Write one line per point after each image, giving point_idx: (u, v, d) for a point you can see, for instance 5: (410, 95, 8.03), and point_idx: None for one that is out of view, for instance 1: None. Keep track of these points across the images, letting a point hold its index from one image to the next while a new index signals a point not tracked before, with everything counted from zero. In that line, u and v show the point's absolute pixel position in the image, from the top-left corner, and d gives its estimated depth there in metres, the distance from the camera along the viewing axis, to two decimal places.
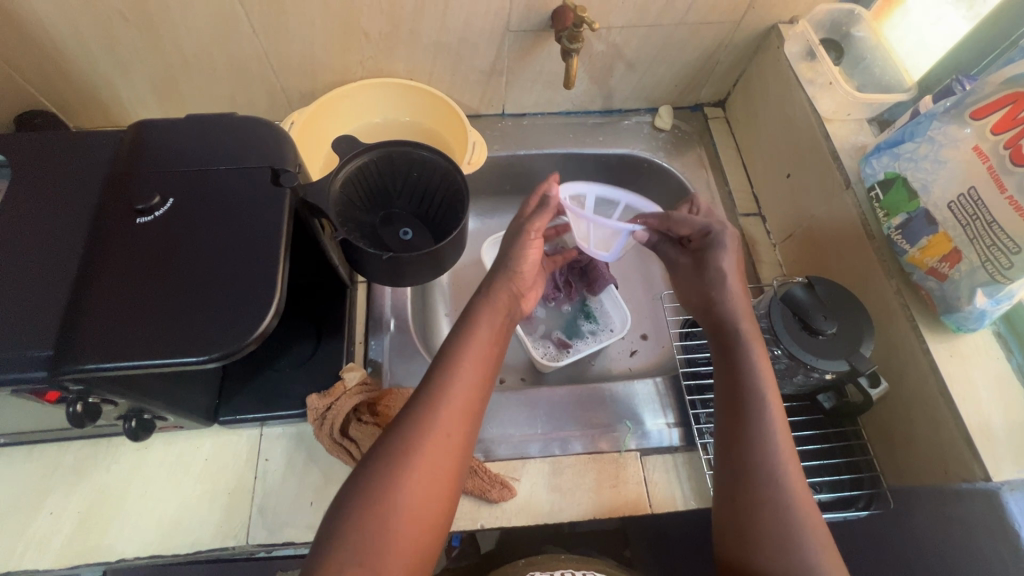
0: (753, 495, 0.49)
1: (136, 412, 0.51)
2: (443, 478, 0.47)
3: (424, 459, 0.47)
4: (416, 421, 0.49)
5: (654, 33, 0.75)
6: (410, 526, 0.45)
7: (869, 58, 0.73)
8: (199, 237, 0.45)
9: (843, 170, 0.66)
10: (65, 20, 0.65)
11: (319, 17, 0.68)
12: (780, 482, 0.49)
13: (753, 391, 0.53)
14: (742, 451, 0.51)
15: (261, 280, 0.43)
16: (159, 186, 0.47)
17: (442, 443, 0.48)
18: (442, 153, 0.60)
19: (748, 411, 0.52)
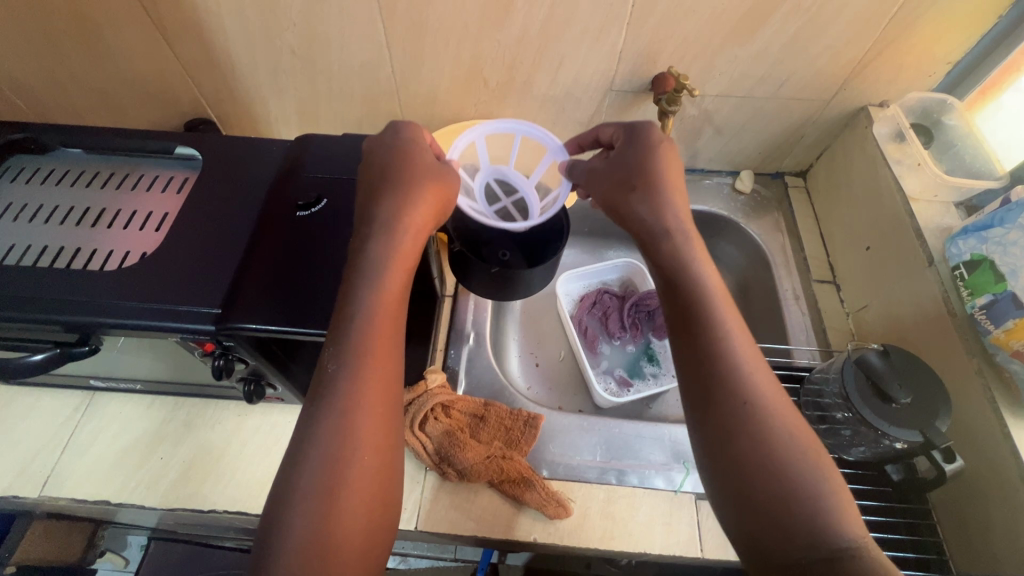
0: (754, 459, 0.43)
1: (257, 376, 0.59)
2: (382, 442, 0.46)
3: (358, 422, 0.45)
4: (340, 373, 0.45)
5: (746, 104, 0.81)
6: (355, 487, 0.43)
7: (958, 146, 0.75)
8: (345, 234, 0.55)
9: (927, 248, 0.67)
10: (246, 50, 0.78)
11: (450, 65, 0.79)
12: (779, 434, 0.43)
13: (719, 342, 0.47)
14: (740, 437, 0.43)
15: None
16: (316, 189, 0.58)
17: (368, 393, 0.46)
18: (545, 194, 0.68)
19: (727, 374, 0.46)
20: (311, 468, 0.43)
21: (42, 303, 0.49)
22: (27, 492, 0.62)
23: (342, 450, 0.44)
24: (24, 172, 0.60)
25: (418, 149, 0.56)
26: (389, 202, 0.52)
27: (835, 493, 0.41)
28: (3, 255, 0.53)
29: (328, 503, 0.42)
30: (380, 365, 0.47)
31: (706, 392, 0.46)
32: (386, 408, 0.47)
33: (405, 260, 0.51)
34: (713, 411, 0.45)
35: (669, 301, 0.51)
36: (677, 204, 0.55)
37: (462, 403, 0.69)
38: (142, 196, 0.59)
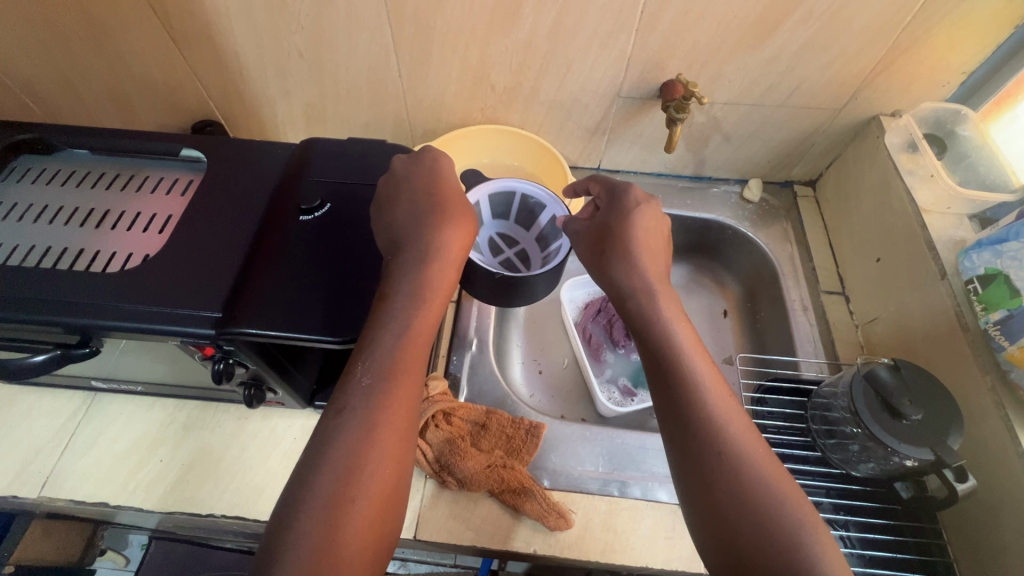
0: (732, 500, 0.44)
1: (256, 381, 0.58)
2: (400, 453, 0.46)
3: (380, 432, 0.45)
4: (374, 386, 0.47)
5: (755, 112, 0.81)
6: (366, 501, 0.43)
7: (972, 157, 0.74)
8: (351, 242, 0.55)
9: (940, 261, 0.66)
10: (254, 52, 0.78)
11: (457, 70, 0.79)
12: (756, 475, 0.45)
13: (693, 388, 0.49)
14: (718, 478, 0.45)
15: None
16: (319, 194, 0.57)
17: (395, 407, 0.47)
18: None
19: (701, 417, 0.48)
20: (327, 475, 0.43)
21: (45, 304, 0.49)
22: (27, 492, 0.62)
23: (359, 458, 0.44)
24: (30, 172, 0.60)
25: (446, 177, 0.59)
26: (438, 229, 0.55)
27: (810, 534, 0.42)
28: (8, 255, 0.53)
29: (339, 509, 0.42)
30: (410, 382, 0.48)
31: (680, 437, 0.48)
32: (409, 423, 0.47)
33: (443, 289, 0.54)
34: (690, 455, 0.47)
35: (644, 354, 0.53)
36: (647, 262, 0.57)
37: (463, 411, 0.68)
38: (146, 197, 0.59)
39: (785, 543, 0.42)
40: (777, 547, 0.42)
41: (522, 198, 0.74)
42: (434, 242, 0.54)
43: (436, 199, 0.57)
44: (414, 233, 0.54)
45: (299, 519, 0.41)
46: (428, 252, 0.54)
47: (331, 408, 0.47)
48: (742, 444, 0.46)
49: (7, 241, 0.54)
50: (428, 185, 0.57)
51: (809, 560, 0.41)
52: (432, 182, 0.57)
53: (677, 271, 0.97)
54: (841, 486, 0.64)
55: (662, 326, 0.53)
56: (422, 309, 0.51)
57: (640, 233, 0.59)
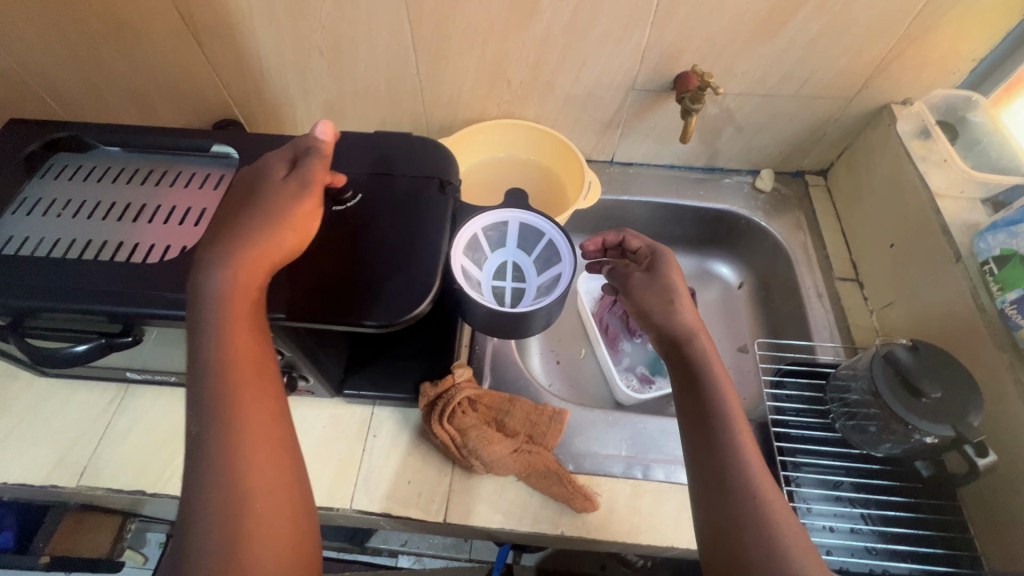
0: (762, 562, 0.44)
1: (289, 368, 0.60)
2: (273, 479, 0.45)
3: (243, 467, 0.44)
4: (204, 430, 0.44)
5: (768, 102, 0.82)
6: (252, 534, 0.43)
7: (985, 143, 0.75)
8: (385, 236, 0.54)
9: (954, 244, 0.67)
10: (275, 51, 0.80)
11: (474, 66, 0.80)
12: (785, 537, 0.45)
13: (731, 435, 0.51)
14: (745, 524, 0.46)
15: (422, 281, 0.52)
16: (352, 184, 0.57)
17: (246, 439, 0.44)
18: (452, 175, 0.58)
19: (734, 462, 0.49)
20: (199, 539, 0.42)
21: (91, 294, 0.51)
22: (65, 482, 0.64)
23: (230, 504, 0.43)
24: (67, 169, 0.62)
25: (252, 180, 0.53)
26: (222, 238, 0.48)
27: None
28: (50, 248, 0.54)
29: (228, 560, 0.42)
30: (252, 407, 0.46)
31: (715, 480, 0.49)
32: (271, 441, 0.46)
33: (248, 298, 0.47)
34: (724, 514, 0.48)
35: (685, 406, 0.54)
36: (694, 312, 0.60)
37: (488, 398, 0.68)
38: (180, 192, 0.60)
39: None
40: None
41: (548, 245, 0.64)
42: (223, 256, 0.47)
43: (241, 208, 0.50)
44: (205, 256, 0.48)
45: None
46: (219, 268, 0.47)
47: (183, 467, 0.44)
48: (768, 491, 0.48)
49: (49, 236, 0.55)
50: (232, 197, 0.52)
51: None
52: (235, 194, 0.52)
53: (688, 261, 0.99)
54: (862, 465, 0.65)
55: (705, 371, 0.55)
56: (225, 334, 0.46)
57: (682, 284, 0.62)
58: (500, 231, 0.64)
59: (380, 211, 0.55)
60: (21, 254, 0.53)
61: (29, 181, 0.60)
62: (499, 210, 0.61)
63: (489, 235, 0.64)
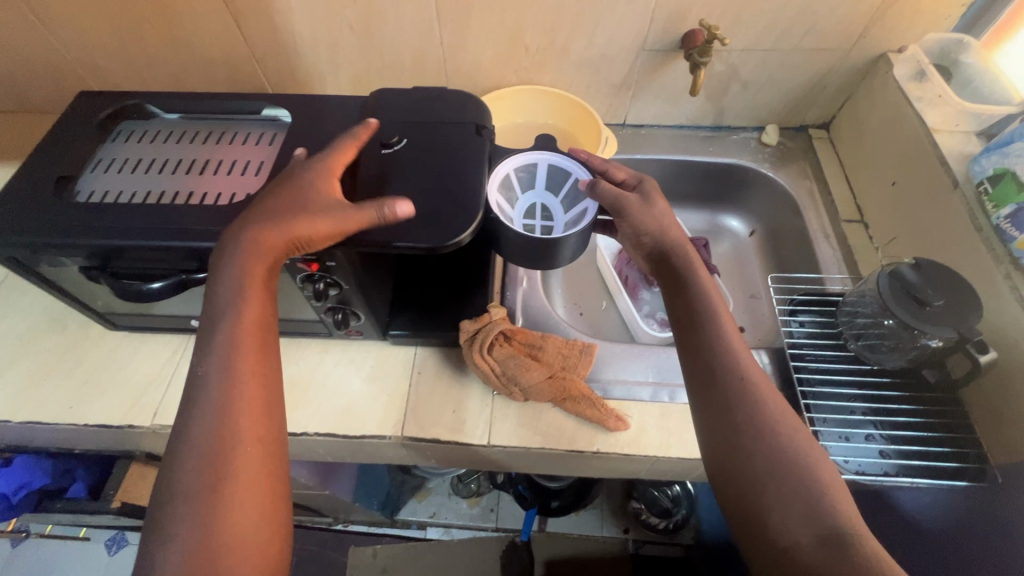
0: (773, 474, 0.48)
1: (343, 306, 0.66)
2: (261, 429, 0.49)
3: (235, 414, 0.48)
4: (209, 373, 0.48)
5: (770, 57, 0.87)
6: (235, 493, 0.45)
7: (976, 82, 0.80)
8: (430, 173, 0.59)
9: (951, 172, 0.72)
10: (308, 27, 0.86)
11: (495, 34, 0.86)
12: (800, 454, 0.48)
13: (736, 367, 0.53)
14: (755, 447, 0.49)
15: (467, 211, 0.57)
16: (398, 131, 0.63)
17: (242, 391, 0.49)
18: (489, 124, 0.63)
19: (740, 393, 0.51)
20: (184, 472, 0.45)
21: (172, 233, 0.57)
22: (140, 421, 0.70)
23: (218, 446, 0.46)
24: (134, 133, 0.68)
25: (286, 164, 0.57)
26: (246, 216, 0.52)
27: (818, 463, 0.48)
28: (128, 199, 0.60)
29: (209, 499, 0.45)
30: (251, 380, 0.50)
31: (726, 412, 0.51)
32: (264, 398, 0.50)
33: (263, 275, 0.52)
34: (716, 398, 0.52)
35: (687, 341, 0.56)
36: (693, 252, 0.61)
37: (522, 335, 0.73)
38: (239, 149, 0.66)
39: (815, 508, 0.45)
40: (808, 510, 0.45)
41: (574, 185, 0.69)
42: (245, 230, 0.51)
43: (279, 195, 0.53)
44: (230, 232, 0.52)
45: (172, 517, 0.44)
46: (241, 241, 0.51)
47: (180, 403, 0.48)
48: (776, 416, 0.50)
49: (125, 188, 0.62)
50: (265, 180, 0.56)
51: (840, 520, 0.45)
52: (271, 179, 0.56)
53: (700, 216, 1.05)
54: (872, 379, 0.70)
55: (705, 309, 0.57)
56: (240, 296, 0.51)
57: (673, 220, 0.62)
58: (530, 172, 0.70)
59: (423, 153, 0.61)
60: (104, 203, 0.60)
61: (103, 144, 0.66)
62: (535, 151, 0.66)
63: (519, 175, 0.70)
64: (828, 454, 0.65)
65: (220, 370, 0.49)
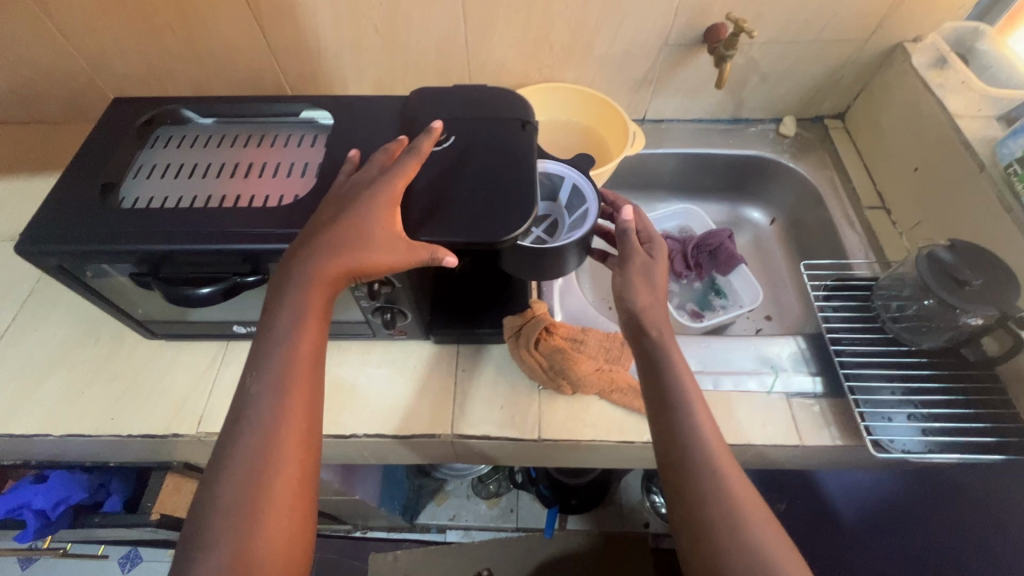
0: (727, 540, 0.49)
1: (392, 305, 0.66)
2: (301, 455, 0.50)
3: (279, 438, 0.49)
4: (260, 393, 0.50)
5: (790, 49, 0.89)
6: (273, 516, 0.47)
7: (994, 68, 0.82)
8: (481, 169, 0.60)
9: (976, 156, 0.74)
10: (334, 30, 0.86)
11: (520, 32, 0.87)
12: (754, 521, 0.50)
13: (697, 435, 0.54)
14: (709, 514, 0.50)
15: (522, 204, 0.57)
16: (445, 129, 0.63)
17: (288, 416, 0.50)
18: (533, 119, 0.64)
19: (699, 461, 0.53)
20: (225, 490, 0.47)
21: (226, 236, 0.56)
22: (185, 430, 0.69)
23: (262, 466, 0.48)
24: (171, 139, 0.67)
25: (356, 176, 0.57)
26: (316, 235, 0.53)
27: (784, 561, 0.48)
28: (176, 204, 0.60)
29: (249, 516, 0.46)
30: (304, 405, 0.51)
31: (682, 480, 0.53)
32: (308, 425, 0.51)
33: (321, 304, 0.53)
34: (683, 487, 0.53)
35: (652, 403, 0.58)
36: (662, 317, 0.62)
37: (564, 329, 0.73)
38: (282, 151, 0.66)
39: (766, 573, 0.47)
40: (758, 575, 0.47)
41: (583, 213, 0.68)
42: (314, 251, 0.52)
43: (338, 218, 0.53)
44: (301, 249, 0.53)
45: (212, 531, 0.46)
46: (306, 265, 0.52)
47: (229, 417, 0.50)
48: (733, 484, 0.52)
49: (172, 194, 0.61)
50: (336, 190, 0.57)
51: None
52: (342, 188, 0.56)
53: (721, 209, 1.08)
54: (910, 359, 0.72)
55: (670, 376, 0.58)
56: (304, 318, 0.52)
57: (654, 286, 0.64)
58: (554, 183, 0.72)
59: (472, 150, 0.61)
60: (152, 209, 0.59)
61: (141, 150, 0.65)
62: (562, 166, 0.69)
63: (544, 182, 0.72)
64: (876, 434, 0.66)
65: (273, 392, 0.51)
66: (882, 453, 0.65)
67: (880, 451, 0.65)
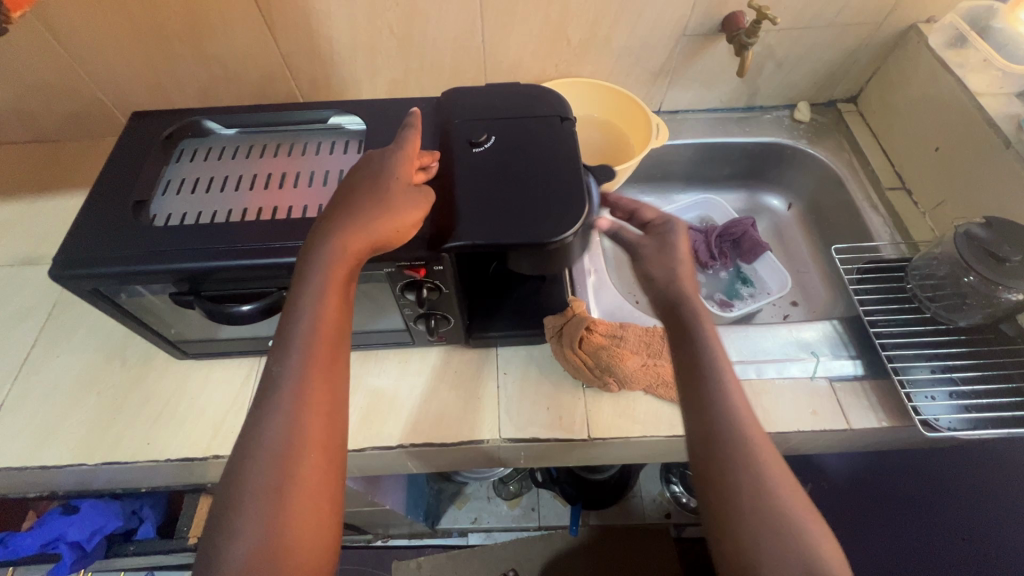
0: (752, 502, 0.45)
1: (436, 312, 0.65)
2: (326, 438, 0.47)
3: (305, 417, 0.46)
4: (284, 373, 0.47)
5: (806, 35, 0.89)
6: (301, 492, 0.44)
7: (1010, 46, 0.82)
8: (526, 168, 0.59)
9: (1001, 132, 0.75)
10: (348, 33, 0.84)
11: (538, 28, 0.85)
12: (780, 486, 0.46)
13: (726, 395, 0.51)
14: (735, 477, 0.47)
15: (572, 201, 0.56)
16: (484, 130, 0.62)
17: (311, 396, 0.47)
18: (571, 116, 0.63)
19: (726, 423, 0.49)
20: (254, 466, 0.45)
21: (269, 250, 0.54)
22: (226, 450, 0.67)
23: (287, 450, 0.45)
24: (197, 152, 0.65)
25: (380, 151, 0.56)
26: (355, 199, 0.51)
27: (815, 529, 0.44)
28: (210, 218, 0.58)
29: (275, 503, 0.44)
30: (329, 380, 0.48)
31: (710, 440, 0.49)
32: (330, 406, 0.48)
33: (353, 267, 0.51)
34: (706, 451, 0.49)
35: (679, 362, 0.55)
36: (692, 282, 0.60)
37: (602, 326, 0.72)
38: (313, 160, 0.64)
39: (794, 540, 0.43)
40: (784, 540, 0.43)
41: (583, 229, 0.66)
42: (352, 215, 0.50)
43: (362, 185, 0.53)
44: (335, 212, 0.51)
45: (241, 509, 0.43)
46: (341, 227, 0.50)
47: (252, 403, 0.47)
48: (762, 448, 0.48)
49: (205, 208, 0.59)
50: (367, 159, 0.55)
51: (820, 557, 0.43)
52: (373, 158, 0.55)
53: (739, 197, 1.09)
54: (948, 337, 0.72)
55: (697, 337, 0.55)
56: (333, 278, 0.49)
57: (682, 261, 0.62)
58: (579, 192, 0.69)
59: (514, 149, 0.60)
60: (187, 225, 0.57)
61: (167, 165, 0.63)
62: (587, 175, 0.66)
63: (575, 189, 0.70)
64: (922, 413, 0.66)
65: (299, 360, 0.47)
66: (933, 432, 0.65)
67: (929, 430, 0.65)
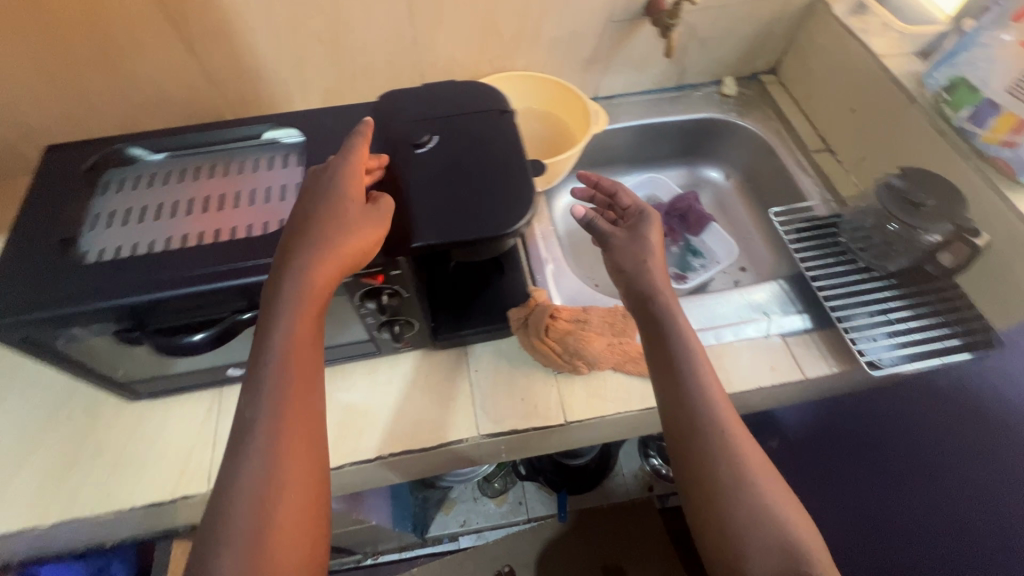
0: (729, 489, 0.50)
1: (399, 317, 0.64)
2: (300, 463, 0.47)
3: (278, 449, 0.46)
4: (256, 403, 0.47)
5: (724, 14, 0.93)
6: (277, 527, 0.44)
7: (904, 9, 0.90)
8: (472, 164, 0.59)
9: (906, 89, 0.81)
10: (272, 44, 0.81)
11: (467, 25, 0.86)
12: (752, 470, 0.51)
13: (704, 391, 0.55)
14: (715, 468, 0.51)
15: (521, 192, 0.57)
16: (426, 129, 0.62)
17: (283, 426, 0.47)
18: (511, 108, 0.64)
19: (706, 418, 0.53)
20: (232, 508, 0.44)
21: (215, 275, 0.52)
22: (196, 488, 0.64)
23: (269, 480, 0.45)
24: (125, 182, 0.62)
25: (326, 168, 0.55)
26: (312, 230, 0.50)
27: (779, 503, 0.50)
28: (149, 250, 0.55)
29: (255, 534, 0.43)
30: (298, 409, 0.48)
31: (690, 437, 0.53)
32: (301, 434, 0.48)
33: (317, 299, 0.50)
34: (688, 447, 0.53)
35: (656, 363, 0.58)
36: (661, 278, 0.62)
37: (566, 311, 0.74)
38: (252, 177, 0.62)
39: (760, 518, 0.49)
40: (754, 521, 0.49)
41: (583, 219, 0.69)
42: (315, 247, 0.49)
43: (325, 204, 0.52)
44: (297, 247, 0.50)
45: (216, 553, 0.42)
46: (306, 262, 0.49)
47: None
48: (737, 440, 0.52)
49: (141, 240, 0.56)
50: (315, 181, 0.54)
51: (786, 525, 0.48)
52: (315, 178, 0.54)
53: (679, 172, 1.12)
54: (881, 281, 0.78)
55: (675, 335, 0.58)
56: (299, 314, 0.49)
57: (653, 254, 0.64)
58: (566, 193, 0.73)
59: (458, 146, 0.60)
60: (123, 259, 0.54)
61: (92, 199, 0.60)
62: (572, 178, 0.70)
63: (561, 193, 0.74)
64: (866, 355, 0.72)
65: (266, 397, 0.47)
66: (877, 371, 0.70)
67: (874, 369, 0.70)
